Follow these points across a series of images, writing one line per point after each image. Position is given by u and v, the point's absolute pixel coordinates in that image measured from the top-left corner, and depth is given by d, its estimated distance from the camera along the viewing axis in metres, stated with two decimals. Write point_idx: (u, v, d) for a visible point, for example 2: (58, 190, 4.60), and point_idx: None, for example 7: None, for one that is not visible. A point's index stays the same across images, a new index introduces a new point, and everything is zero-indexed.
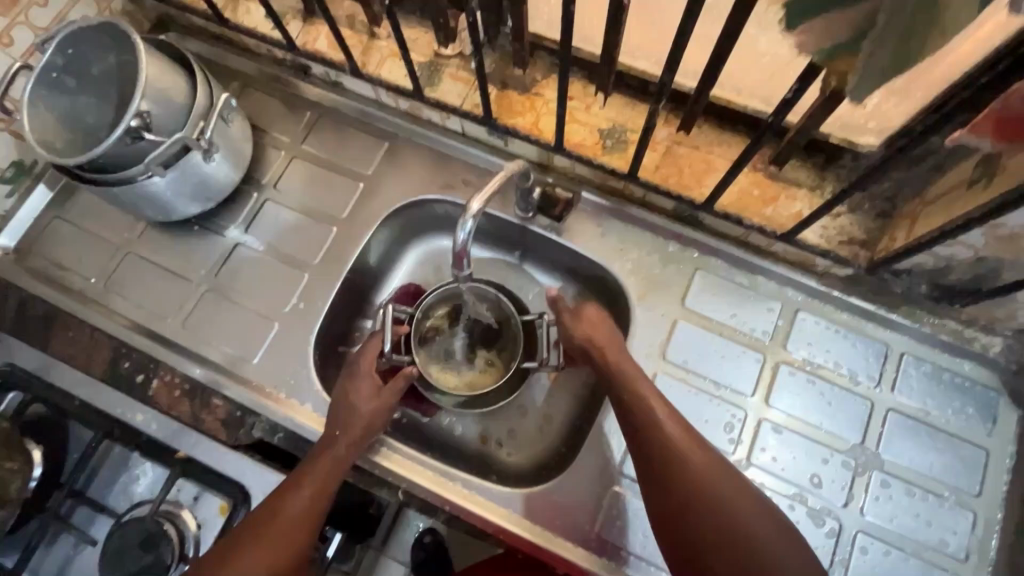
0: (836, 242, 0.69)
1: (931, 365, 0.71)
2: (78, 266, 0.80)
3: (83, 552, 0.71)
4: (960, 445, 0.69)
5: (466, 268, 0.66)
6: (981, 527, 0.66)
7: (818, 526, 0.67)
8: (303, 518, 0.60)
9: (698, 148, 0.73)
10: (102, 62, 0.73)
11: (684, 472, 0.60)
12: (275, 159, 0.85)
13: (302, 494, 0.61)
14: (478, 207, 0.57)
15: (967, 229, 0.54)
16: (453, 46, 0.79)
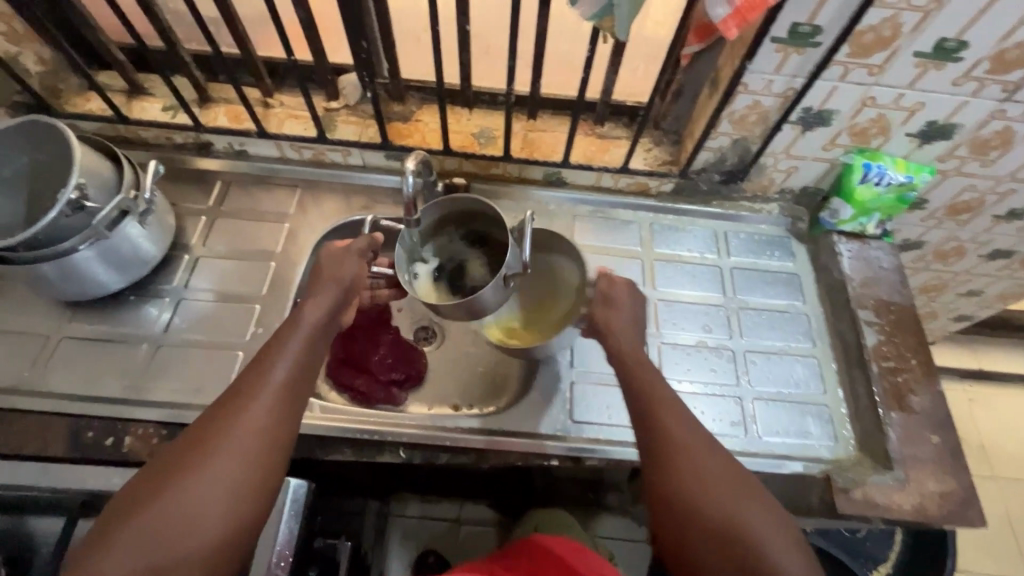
0: (656, 165, 0.97)
1: (744, 233, 1.00)
2: (4, 365, 0.78)
3: None
4: (781, 276, 0.97)
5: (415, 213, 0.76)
6: (815, 322, 0.93)
7: (720, 358, 0.88)
8: (295, 379, 0.64)
9: (546, 130, 0.99)
10: (14, 163, 0.78)
11: (681, 463, 0.61)
12: (198, 224, 0.94)
13: (291, 348, 0.65)
14: (413, 165, 0.73)
15: (719, 119, 0.84)
16: (340, 99, 0.98)
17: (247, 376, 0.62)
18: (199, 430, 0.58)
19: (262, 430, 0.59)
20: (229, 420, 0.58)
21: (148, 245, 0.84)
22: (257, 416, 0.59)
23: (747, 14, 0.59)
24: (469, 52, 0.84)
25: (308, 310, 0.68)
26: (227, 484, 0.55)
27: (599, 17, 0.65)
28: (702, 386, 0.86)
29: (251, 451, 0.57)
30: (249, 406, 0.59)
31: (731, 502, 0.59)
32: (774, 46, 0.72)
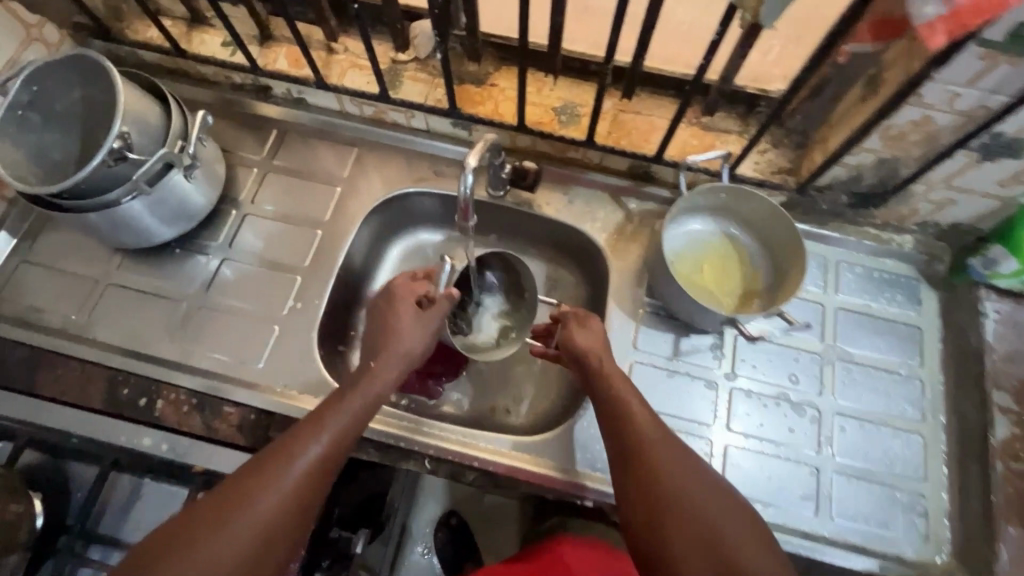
0: (768, 173, 0.80)
1: (861, 266, 0.83)
2: (54, 305, 0.78)
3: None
4: (898, 327, 0.80)
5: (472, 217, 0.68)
6: (929, 390, 0.77)
7: (802, 416, 0.76)
8: (346, 437, 0.61)
9: (640, 113, 0.83)
10: (66, 98, 0.73)
11: (658, 472, 0.59)
12: (249, 178, 0.88)
13: (348, 417, 0.62)
14: (476, 160, 0.61)
15: (868, 133, 0.66)
16: (409, 52, 0.86)
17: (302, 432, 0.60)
18: (244, 480, 0.56)
19: (305, 498, 0.57)
20: (280, 478, 0.56)
21: (194, 199, 0.80)
22: (303, 481, 0.57)
23: (967, 24, 0.47)
24: (563, 14, 0.69)
25: (376, 378, 0.66)
26: (256, 547, 0.53)
27: None
28: (775, 446, 0.74)
29: (291, 517, 0.55)
30: (299, 467, 0.57)
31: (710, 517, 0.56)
32: (979, 52, 0.53)
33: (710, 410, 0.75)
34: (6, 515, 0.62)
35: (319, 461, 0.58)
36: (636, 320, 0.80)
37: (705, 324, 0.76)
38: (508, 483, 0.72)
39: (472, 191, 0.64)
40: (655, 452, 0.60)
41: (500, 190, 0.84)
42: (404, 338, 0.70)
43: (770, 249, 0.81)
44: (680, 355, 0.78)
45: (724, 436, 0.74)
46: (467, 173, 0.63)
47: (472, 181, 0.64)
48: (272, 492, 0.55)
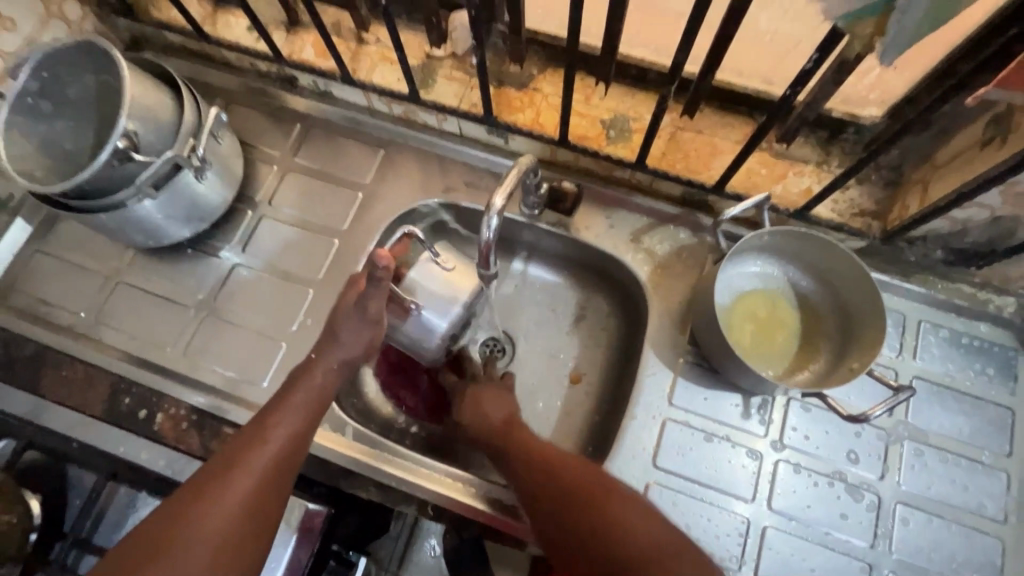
0: (849, 215, 0.68)
1: (948, 330, 0.71)
2: (64, 301, 0.76)
3: None
4: (985, 407, 0.69)
5: (491, 263, 0.62)
6: (1016, 485, 0.66)
7: (858, 501, 0.66)
8: (294, 443, 0.58)
9: (702, 133, 0.72)
10: (79, 85, 0.69)
11: (587, 505, 0.58)
12: (267, 176, 0.82)
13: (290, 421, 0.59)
14: (503, 202, 0.56)
15: (986, 188, 0.54)
16: (446, 46, 0.78)
17: (241, 444, 0.57)
18: (179, 507, 0.53)
19: (250, 511, 0.54)
20: (220, 497, 0.53)
21: (208, 200, 0.75)
22: (245, 493, 0.54)
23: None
24: (622, 20, 0.59)
25: (317, 372, 0.61)
26: (203, 572, 0.51)
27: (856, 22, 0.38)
28: (822, 534, 0.65)
29: (237, 535, 0.53)
30: (239, 481, 0.55)
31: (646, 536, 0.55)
32: None
33: (749, 484, 0.67)
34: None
35: (261, 472, 0.55)
36: (674, 371, 0.71)
37: (754, 386, 0.67)
38: (514, 540, 0.67)
39: (495, 236, 0.58)
40: (574, 484, 0.59)
41: (535, 211, 0.76)
42: (344, 343, 0.62)
43: (840, 312, 0.70)
44: (720, 416, 0.69)
45: (764, 515, 0.65)
46: (491, 217, 0.57)
47: (498, 223, 0.57)
48: (211, 510, 0.53)
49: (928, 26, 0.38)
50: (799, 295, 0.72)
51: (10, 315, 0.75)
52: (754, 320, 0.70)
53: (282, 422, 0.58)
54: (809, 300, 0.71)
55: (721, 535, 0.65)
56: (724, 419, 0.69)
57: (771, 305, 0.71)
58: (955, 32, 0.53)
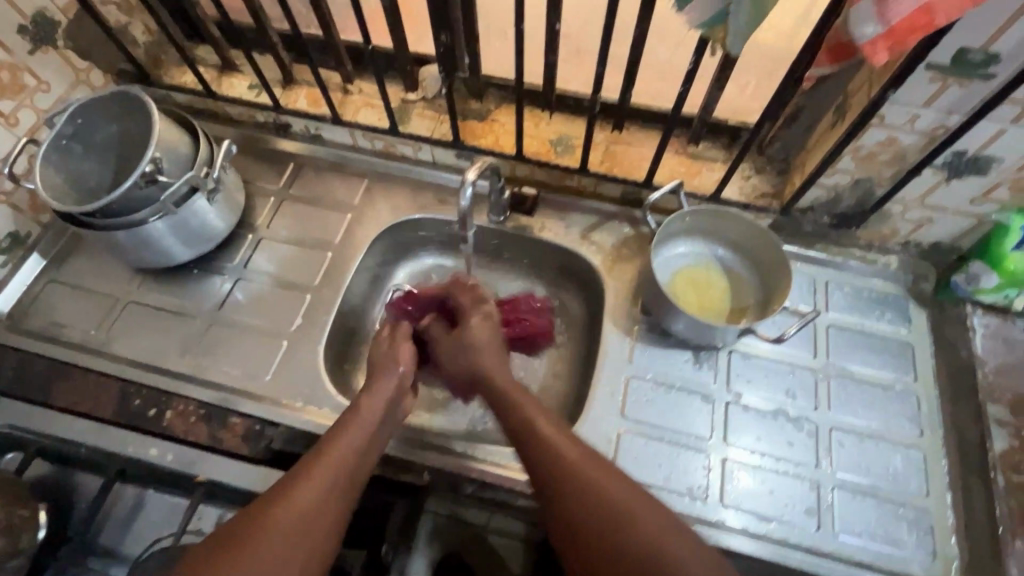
0: (754, 197, 0.84)
1: (849, 287, 0.86)
2: (77, 321, 0.83)
3: None
4: (889, 344, 0.82)
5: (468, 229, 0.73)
6: (925, 404, 0.77)
7: (799, 430, 0.76)
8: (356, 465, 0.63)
9: (631, 145, 0.89)
10: (105, 130, 0.81)
11: (580, 477, 0.60)
12: (265, 206, 0.94)
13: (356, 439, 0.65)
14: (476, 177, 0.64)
15: (840, 155, 0.71)
16: (418, 91, 0.94)
17: (303, 464, 0.62)
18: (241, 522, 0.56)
19: (304, 537, 0.57)
20: (276, 521, 0.56)
21: (216, 223, 0.85)
22: (305, 513, 0.57)
23: (905, 40, 0.45)
24: (556, 55, 0.77)
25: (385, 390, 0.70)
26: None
27: (713, 25, 0.54)
28: (773, 461, 0.74)
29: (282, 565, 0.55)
30: (300, 497, 0.58)
31: (630, 518, 0.56)
32: (927, 75, 0.58)
33: (707, 424, 0.76)
34: (13, 518, 0.64)
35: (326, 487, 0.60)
36: (631, 337, 0.82)
37: (698, 338, 0.79)
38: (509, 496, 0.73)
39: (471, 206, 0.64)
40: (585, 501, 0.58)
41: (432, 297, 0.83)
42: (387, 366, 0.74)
43: (760, 273, 0.84)
44: (675, 371, 0.80)
45: (722, 450, 0.75)
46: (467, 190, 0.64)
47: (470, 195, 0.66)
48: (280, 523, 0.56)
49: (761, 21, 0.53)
50: (725, 265, 0.86)
51: (24, 337, 0.81)
52: (692, 289, 0.85)
53: (342, 441, 0.64)
54: (732, 269, 0.86)
55: (688, 472, 0.73)
56: (679, 372, 0.80)
57: (706, 276, 0.86)
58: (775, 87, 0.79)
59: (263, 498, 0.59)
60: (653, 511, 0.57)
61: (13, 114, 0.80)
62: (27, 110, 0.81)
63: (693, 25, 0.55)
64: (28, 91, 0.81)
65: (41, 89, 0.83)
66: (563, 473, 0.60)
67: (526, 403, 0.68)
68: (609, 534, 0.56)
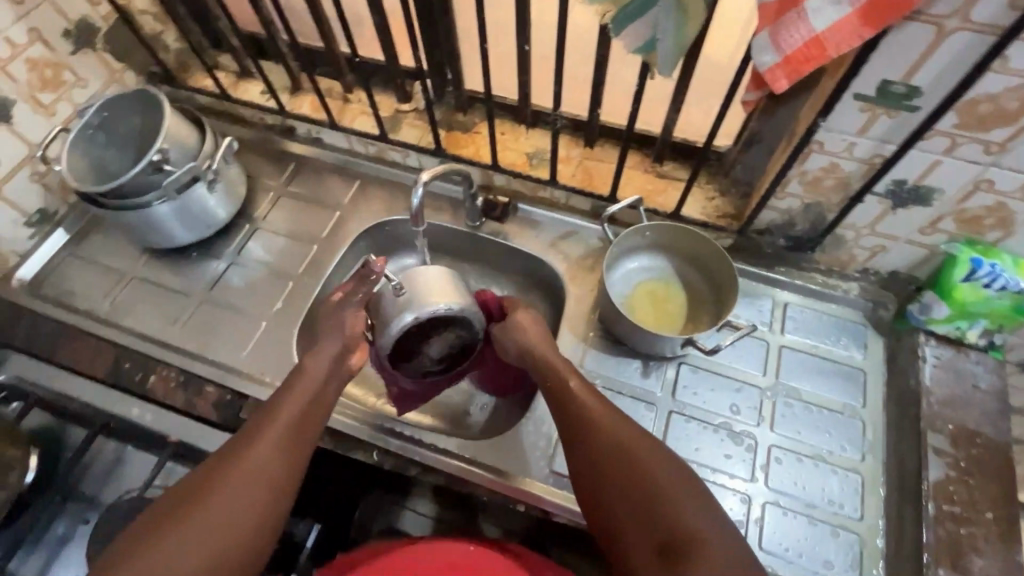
0: (714, 218, 0.88)
1: (809, 309, 0.88)
2: (88, 291, 0.92)
3: (77, 532, 0.79)
4: (840, 368, 0.83)
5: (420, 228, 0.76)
6: (870, 430, 0.78)
7: (739, 445, 0.77)
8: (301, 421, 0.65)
9: (602, 161, 0.94)
10: (128, 122, 0.91)
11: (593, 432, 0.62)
12: (264, 200, 1.02)
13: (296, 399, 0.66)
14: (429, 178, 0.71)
15: (787, 180, 0.74)
16: (410, 103, 1.02)
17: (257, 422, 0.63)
18: (200, 481, 0.58)
19: (267, 488, 0.59)
20: (237, 477, 0.58)
21: (216, 212, 0.94)
22: (262, 467, 0.59)
23: (802, 68, 0.48)
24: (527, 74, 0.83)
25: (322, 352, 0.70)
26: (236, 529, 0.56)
27: (645, 50, 0.59)
28: (709, 472, 0.76)
29: (245, 516, 0.57)
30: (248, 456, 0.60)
31: (644, 470, 0.58)
32: (857, 105, 0.61)
33: (647, 431, 0.79)
34: None
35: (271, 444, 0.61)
36: (585, 342, 0.86)
37: (646, 347, 0.82)
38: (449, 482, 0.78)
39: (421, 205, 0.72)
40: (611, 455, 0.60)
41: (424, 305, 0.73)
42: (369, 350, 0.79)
43: (717, 291, 0.86)
44: (624, 378, 0.83)
45: None
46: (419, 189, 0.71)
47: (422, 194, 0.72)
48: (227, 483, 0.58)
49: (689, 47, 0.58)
50: (684, 280, 0.89)
51: (41, 301, 0.91)
52: (649, 301, 0.88)
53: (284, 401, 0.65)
54: (691, 284, 0.88)
55: None
56: (627, 379, 0.83)
57: (665, 289, 0.89)
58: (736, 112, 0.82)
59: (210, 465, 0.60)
60: (667, 465, 0.58)
61: (53, 106, 0.91)
62: (65, 103, 0.93)
63: (629, 50, 0.60)
64: (67, 86, 0.92)
65: (79, 85, 0.94)
66: (586, 435, 0.62)
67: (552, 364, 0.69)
68: (628, 486, 0.58)
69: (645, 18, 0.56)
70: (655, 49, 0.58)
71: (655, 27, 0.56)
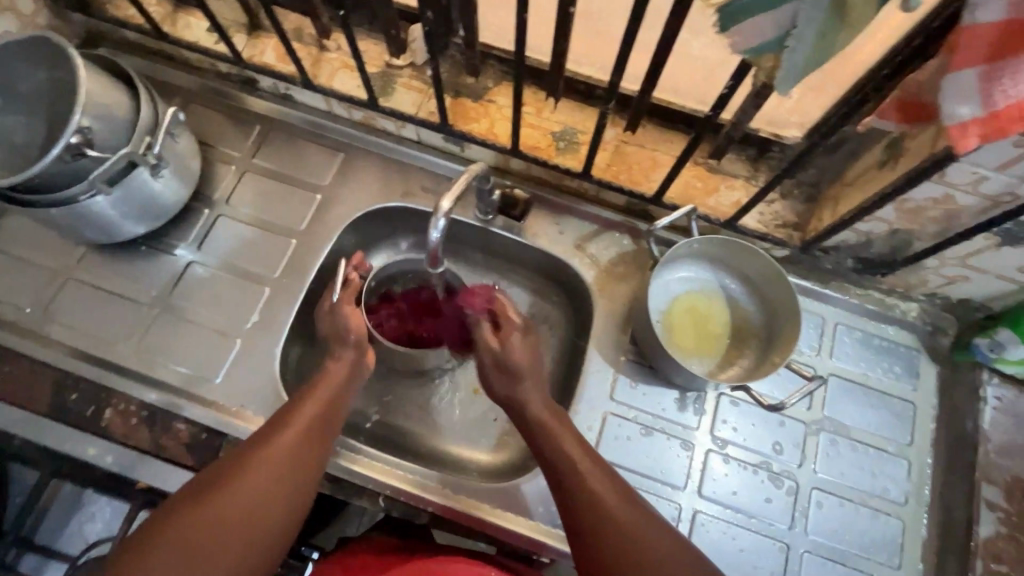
0: (773, 227, 0.75)
1: (862, 332, 0.78)
2: (11, 295, 0.75)
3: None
4: (891, 401, 0.75)
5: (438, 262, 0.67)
6: (916, 471, 0.73)
7: (778, 487, 0.72)
8: (320, 428, 0.61)
9: (644, 147, 0.78)
10: (30, 79, 0.68)
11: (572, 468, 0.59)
12: (224, 176, 0.83)
13: (315, 405, 0.62)
14: (451, 208, 0.59)
15: (883, 204, 0.61)
16: (405, 56, 0.81)
17: (270, 425, 0.60)
18: (208, 479, 0.55)
19: (271, 493, 0.56)
20: (244, 480, 0.55)
21: (165, 200, 0.74)
22: (268, 474, 0.56)
23: (1006, 128, 0.41)
24: (567, 43, 0.64)
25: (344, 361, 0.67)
26: (238, 534, 0.53)
27: (757, 55, 0.42)
28: (745, 518, 0.71)
29: (250, 519, 0.54)
30: (260, 461, 0.57)
31: (636, 536, 0.54)
32: (1012, 139, 0.47)
33: (682, 472, 0.72)
34: None
35: (285, 448, 0.58)
36: (615, 368, 0.76)
37: (685, 381, 0.72)
38: (462, 529, 0.71)
39: (443, 237, 0.63)
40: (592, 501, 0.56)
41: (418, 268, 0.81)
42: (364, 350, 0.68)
43: (766, 312, 0.76)
44: (658, 410, 0.74)
45: (695, 501, 0.71)
46: (440, 219, 0.61)
47: (445, 225, 0.61)
48: (240, 485, 0.55)
49: (823, 57, 0.41)
50: (728, 295, 0.78)
51: None
52: (690, 319, 0.77)
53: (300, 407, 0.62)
54: (736, 302, 0.78)
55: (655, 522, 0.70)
56: (661, 412, 0.74)
57: (707, 305, 0.77)
58: (823, 102, 0.67)
59: (220, 467, 0.56)
60: (667, 538, 0.55)
61: None
62: None
63: (737, 50, 0.43)
64: None
65: None
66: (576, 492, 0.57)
67: (560, 429, 0.62)
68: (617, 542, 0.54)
69: (773, 13, 0.39)
70: (778, 53, 0.42)
71: (786, 26, 0.39)
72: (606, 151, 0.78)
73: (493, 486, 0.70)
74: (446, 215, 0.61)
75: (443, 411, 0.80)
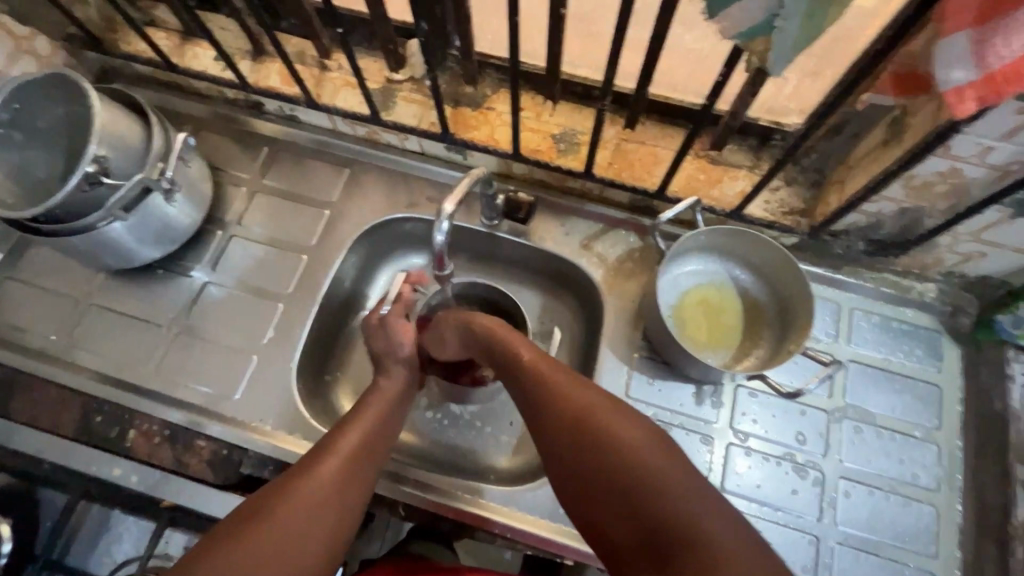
0: (779, 214, 0.75)
1: (879, 316, 0.76)
2: (36, 324, 0.78)
3: None
4: (915, 385, 0.74)
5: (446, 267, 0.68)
6: (946, 455, 0.71)
7: (803, 479, 0.70)
8: (371, 450, 0.60)
9: (644, 143, 0.78)
10: (48, 115, 0.71)
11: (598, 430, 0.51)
12: (235, 197, 0.85)
13: (365, 425, 0.61)
14: (453, 209, 0.60)
15: (889, 183, 0.60)
16: (405, 71, 0.83)
17: (320, 446, 0.58)
18: (260, 500, 0.52)
19: (328, 513, 0.53)
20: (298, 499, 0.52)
21: (180, 224, 0.77)
22: (324, 493, 0.54)
23: (1001, 90, 0.41)
24: (560, 45, 0.65)
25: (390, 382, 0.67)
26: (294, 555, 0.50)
27: (748, 38, 0.42)
28: (772, 511, 0.69)
29: (305, 538, 0.51)
30: (317, 479, 0.54)
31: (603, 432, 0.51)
32: (1014, 106, 0.47)
33: (703, 467, 0.71)
34: None
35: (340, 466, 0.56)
36: (629, 364, 0.76)
37: (700, 375, 0.71)
38: (484, 535, 0.71)
39: (448, 239, 0.63)
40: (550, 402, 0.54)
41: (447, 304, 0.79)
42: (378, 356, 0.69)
43: (779, 303, 0.75)
44: (675, 406, 0.74)
45: (719, 496, 0.70)
46: (444, 221, 0.61)
47: (446, 228, 0.62)
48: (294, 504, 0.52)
49: (813, 36, 0.41)
50: (738, 286, 0.77)
51: None
52: (702, 312, 0.76)
53: (350, 429, 0.60)
54: (746, 293, 0.77)
55: None
56: (677, 407, 0.74)
57: (717, 296, 0.77)
58: (821, 86, 0.67)
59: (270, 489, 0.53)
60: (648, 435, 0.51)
61: None
62: None
63: (727, 36, 0.43)
64: None
65: None
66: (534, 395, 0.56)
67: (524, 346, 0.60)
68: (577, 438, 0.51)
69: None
70: (768, 35, 0.42)
71: (774, 8, 0.40)
72: (607, 150, 0.78)
73: (512, 489, 0.70)
74: (450, 217, 0.62)
75: (459, 419, 0.80)
